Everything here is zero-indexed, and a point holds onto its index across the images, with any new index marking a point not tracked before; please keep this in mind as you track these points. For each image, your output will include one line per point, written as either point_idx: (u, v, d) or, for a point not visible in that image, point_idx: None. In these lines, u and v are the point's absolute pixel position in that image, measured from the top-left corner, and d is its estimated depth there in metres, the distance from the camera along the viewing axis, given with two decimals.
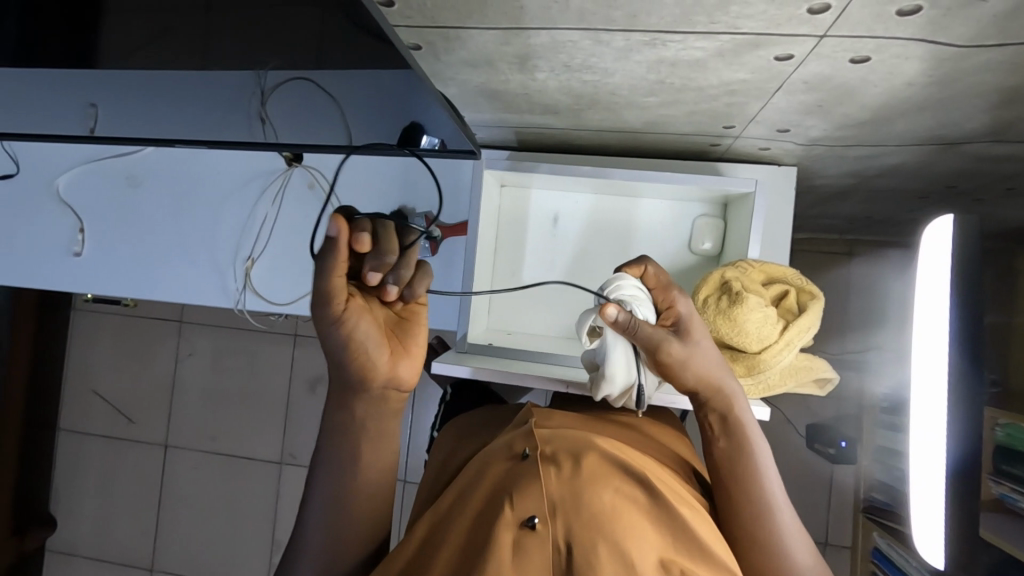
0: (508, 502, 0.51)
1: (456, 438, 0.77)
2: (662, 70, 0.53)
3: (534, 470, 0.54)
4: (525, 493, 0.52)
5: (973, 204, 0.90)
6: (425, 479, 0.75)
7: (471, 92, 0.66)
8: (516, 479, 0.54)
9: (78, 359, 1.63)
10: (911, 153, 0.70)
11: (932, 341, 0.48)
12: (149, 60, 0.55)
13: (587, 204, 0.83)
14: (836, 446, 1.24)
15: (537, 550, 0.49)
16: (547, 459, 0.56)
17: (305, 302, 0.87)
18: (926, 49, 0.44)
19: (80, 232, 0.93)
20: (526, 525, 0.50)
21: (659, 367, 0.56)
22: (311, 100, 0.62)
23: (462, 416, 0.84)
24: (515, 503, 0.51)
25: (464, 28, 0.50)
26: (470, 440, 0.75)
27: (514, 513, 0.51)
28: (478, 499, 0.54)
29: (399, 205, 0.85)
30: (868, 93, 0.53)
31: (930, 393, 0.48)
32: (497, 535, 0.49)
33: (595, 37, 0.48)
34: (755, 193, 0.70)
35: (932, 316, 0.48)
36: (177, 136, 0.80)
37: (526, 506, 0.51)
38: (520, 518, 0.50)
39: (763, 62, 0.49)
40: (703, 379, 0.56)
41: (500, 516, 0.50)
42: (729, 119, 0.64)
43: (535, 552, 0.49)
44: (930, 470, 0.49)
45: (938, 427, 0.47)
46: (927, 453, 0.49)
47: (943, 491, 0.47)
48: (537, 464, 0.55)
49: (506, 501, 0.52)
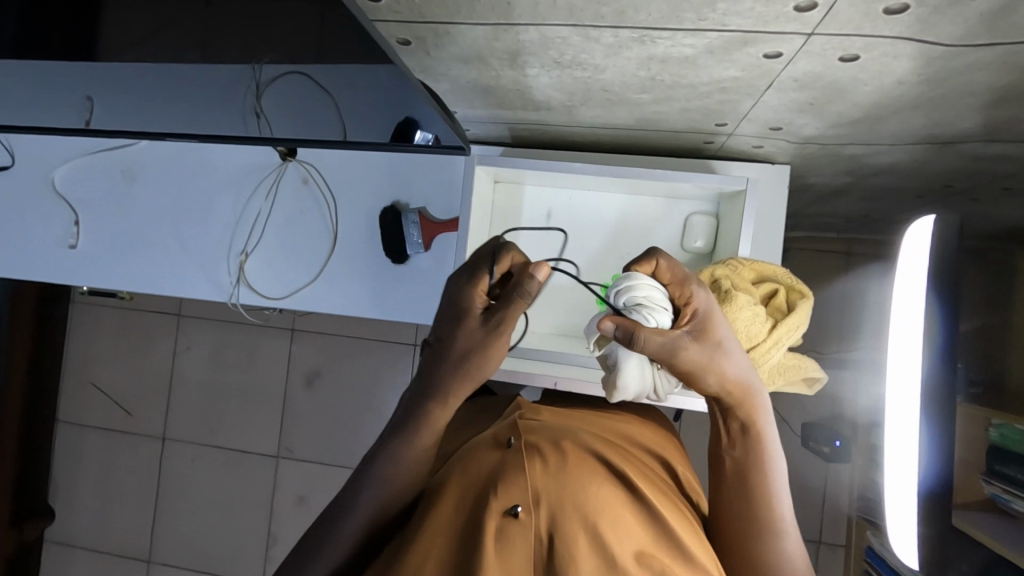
0: (492, 493, 0.52)
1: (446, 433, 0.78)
2: (652, 67, 0.53)
3: (519, 460, 0.54)
4: (510, 483, 0.52)
5: (970, 204, 0.90)
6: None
7: (463, 88, 0.66)
8: (500, 469, 0.54)
9: (77, 351, 1.64)
10: (904, 152, 0.70)
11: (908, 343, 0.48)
12: (136, 52, 0.55)
13: (580, 202, 0.83)
14: (831, 445, 1.23)
15: (520, 540, 0.49)
16: (531, 450, 0.56)
17: (300, 297, 0.87)
18: (915, 47, 0.44)
19: (76, 224, 0.94)
20: (509, 513, 0.50)
21: (678, 373, 0.52)
22: (303, 94, 0.62)
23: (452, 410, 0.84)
24: (499, 493, 0.52)
25: (455, 24, 0.50)
26: (454, 437, 0.75)
27: (498, 503, 0.51)
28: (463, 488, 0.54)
29: (392, 200, 0.85)
30: (858, 92, 0.53)
31: (906, 395, 0.48)
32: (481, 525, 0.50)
33: (584, 33, 0.48)
34: (747, 191, 0.70)
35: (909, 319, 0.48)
36: (171, 129, 0.80)
37: (510, 496, 0.51)
38: (503, 508, 0.51)
39: (753, 60, 0.49)
40: (727, 387, 0.53)
41: (485, 506, 0.51)
42: (722, 117, 0.64)
43: (517, 542, 0.49)
44: (903, 472, 0.49)
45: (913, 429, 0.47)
46: (901, 455, 0.49)
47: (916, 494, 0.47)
48: (521, 454, 0.55)
49: (490, 491, 0.52)
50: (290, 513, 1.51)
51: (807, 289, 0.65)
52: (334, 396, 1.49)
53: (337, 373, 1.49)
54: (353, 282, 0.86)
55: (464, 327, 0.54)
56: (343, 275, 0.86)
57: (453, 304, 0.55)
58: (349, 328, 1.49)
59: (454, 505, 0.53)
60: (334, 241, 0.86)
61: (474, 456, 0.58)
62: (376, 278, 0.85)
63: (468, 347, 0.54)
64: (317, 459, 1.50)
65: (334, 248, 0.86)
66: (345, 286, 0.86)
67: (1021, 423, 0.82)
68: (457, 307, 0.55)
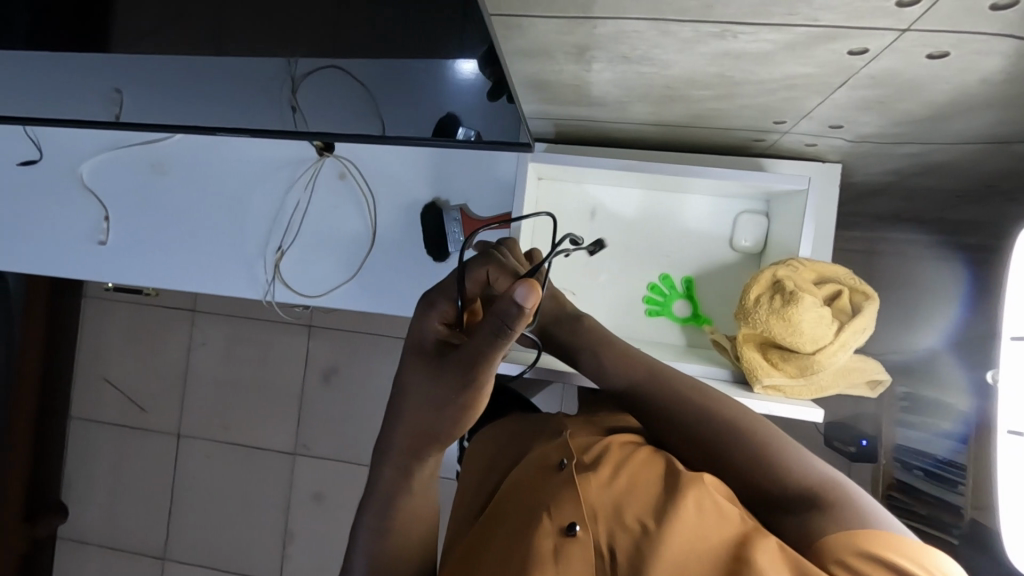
0: (547, 513, 0.52)
1: (493, 439, 0.77)
2: (726, 63, 0.51)
3: (572, 478, 0.54)
4: (563, 502, 0.52)
5: (1011, 204, 0.89)
6: (462, 496, 0.74)
7: (516, 82, 0.64)
8: (556, 487, 0.54)
9: (90, 346, 1.62)
10: (960, 152, 0.69)
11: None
12: (191, 41, 0.53)
13: (626, 200, 0.82)
14: (857, 444, 1.21)
15: (578, 556, 0.49)
16: (585, 465, 0.56)
17: (338, 295, 0.86)
18: (1010, 45, 0.43)
19: (105, 220, 0.92)
20: (567, 533, 0.50)
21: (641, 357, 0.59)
22: (339, 89, 0.60)
23: (497, 419, 0.84)
24: (553, 512, 0.51)
25: (528, 16, 0.48)
26: (503, 449, 0.74)
27: (553, 523, 0.51)
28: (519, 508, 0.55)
29: (432, 197, 0.84)
30: (933, 90, 0.52)
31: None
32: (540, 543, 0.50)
33: (664, 27, 0.47)
34: (807, 191, 0.69)
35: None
36: (208, 123, 0.79)
37: (565, 514, 0.51)
38: (560, 527, 0.50)
39: (834, 56, 0.48)
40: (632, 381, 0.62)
41: (538, 526, 0.51)
42: (781, 114, 0.63)
43: (575, 559, 0.49)
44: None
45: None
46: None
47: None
48: (574, 471, 0.55)
49: (544, 512, 0.52)
50: (306, 509, 1.50)
51: (870, 289, 0.63)
52: (352, 393, 1.48)
53: (356, 370, 1.48)
54: (392, 281, 0.84)
55: (418, 372, 0.50)
56: (382, 272, 0.85)
57: (413, 338, 0.50)
58: (368, 325, 1.47)
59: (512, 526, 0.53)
60: (373, 238, 0.85)
61: (531, 476, 0.58)
62: (417, 277, 0.84)
63: (426, 399, 0.49)
64: (335, 457, 1.48)
65: (374, 245, 0.85)
66: (384, 285, 0.85)
67: None
68: (416, 346, 0.50)
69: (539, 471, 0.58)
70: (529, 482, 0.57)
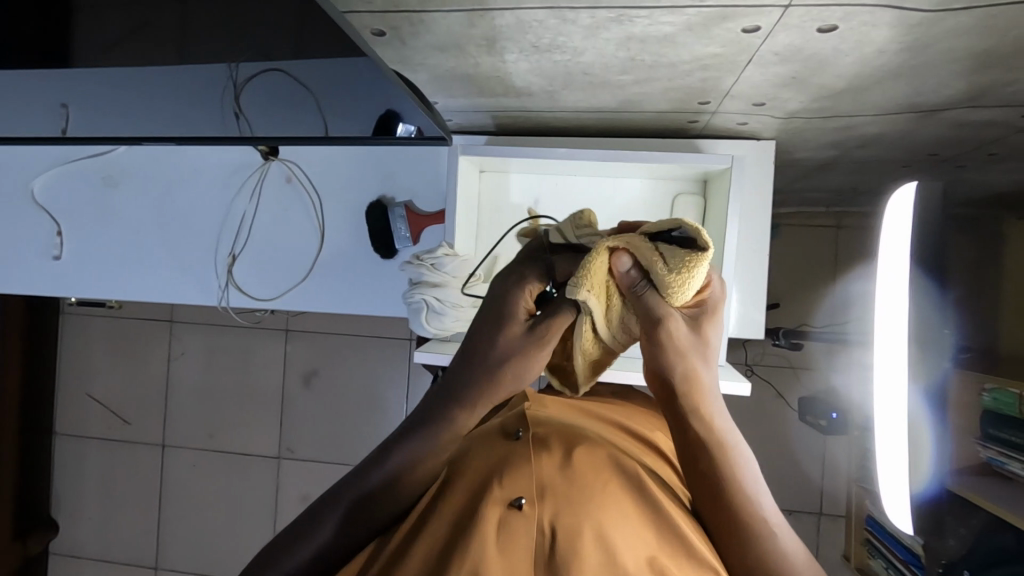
0: (497, 483, 0.52)
1: None
2: (632, 47, 0.52)
3: (525, 454, 0.55)
4: (515, 476, 0.52)
5: (958, 171, 0.89)
6: None
7: (443, 76, 0.64)
8: (508, 461, 0.54)
9: (69, 362, 1.63)
10: (888, 122, 0.69)
11: (892, 326, 0.47)
12: (105, 53, 0.54)
13: (565, 187, 0.83)
14: (827, 417, 1.19)
15: (522, 531, 0.49)
16: (538, 446, 0.57)
17: (291, 297, 0.87)
18: (893, 15, 0.44)
19: (58, 235, 0.93)
20: (513, 505, 0.50)
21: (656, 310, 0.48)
22: (282, 91, 0.61)
23: None
24: (503, 483, 0.52)
25: (427, 12, 0.49)
26: None
27: (502, 494, 0.51)
28: (471, 482, 0.54)
29: (378, 195, 0.84)
30: (838, 64, 0.53)
31: (895, 399, 0.47)
32: (488, 513, 0.50)
33: (560, 15, 0.47)
34: (731, 169, 0.71)
35: (888, 315, 0.47)
36: (151, 134, 0.79)
37: (515, 487, 0.52)
38: (509, 499, 0.51)
39: (732, 35, 0.49)
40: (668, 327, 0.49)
41: (487, 495, 0.51)
42: (705, 95, 0.64)
43: (519, 533, 0.49)
44: (896, 481, 0.48)
45: (902, 433, 0.46)
46: (895, 455, 0.47)
47: (909, 502, 0.47)
48: (527, 447, 0.56)
49: (495, 482, 0.52)
50: (293, 511, 1.51)
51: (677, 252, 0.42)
52: (330, 393, 1.49)
53: (336, 370, 1.49)
54: (340, 282, 0.85)
55: (500, 334, 0.52)
56: (334, 273, 0.86)
57: None
58: (343, 326, 1.48)
59: (463, 495, 0.53)
60: (321, 237, 0.86)
61: (483, 450, 0.58)
62: (366, 275, 0.85)
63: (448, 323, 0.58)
64: (319, 458, 1.50)
65: (323, 245, 0.86)
66: (335, 286, 0.86)
67: (1015, 388, 0.85)
68: None
69: (495, 445, 0.58)
70: (485, 453, 0.57)
